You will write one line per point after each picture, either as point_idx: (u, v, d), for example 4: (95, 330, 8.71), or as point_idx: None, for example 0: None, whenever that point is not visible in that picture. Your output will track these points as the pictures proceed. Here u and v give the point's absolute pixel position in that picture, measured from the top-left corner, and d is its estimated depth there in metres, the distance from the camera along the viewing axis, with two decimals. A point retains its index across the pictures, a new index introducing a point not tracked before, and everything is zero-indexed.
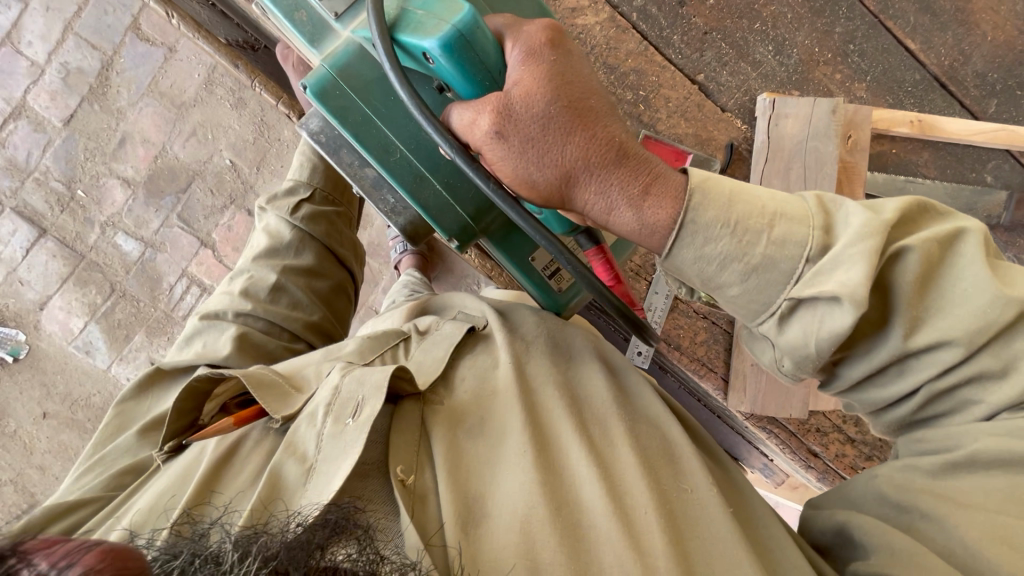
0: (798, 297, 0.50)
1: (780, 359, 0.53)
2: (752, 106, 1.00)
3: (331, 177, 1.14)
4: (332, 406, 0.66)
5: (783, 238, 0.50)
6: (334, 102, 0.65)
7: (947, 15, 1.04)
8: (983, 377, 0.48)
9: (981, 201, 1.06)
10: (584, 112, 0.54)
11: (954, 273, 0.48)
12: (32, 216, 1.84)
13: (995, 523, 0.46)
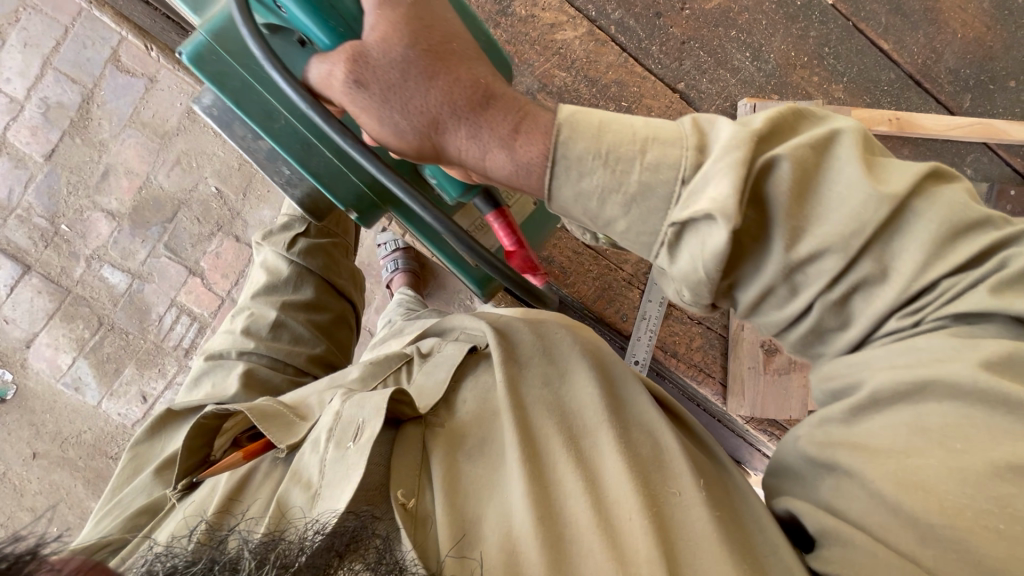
0: (680, 220, 0.48)
1: (680, 290, 0.52)
2: (732, 112, 1.01)
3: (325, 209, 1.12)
4: (335, 431, 0.67)
5: (656, 162, 0.49)
6: (210, 67, 0.65)
7: (917, 15, 1.06)
8: (868, 284, 0.47)
9: None
10: (445, 56, 0.55)
11: (828, 176, 0.47)
12: (16, 253, 1.81)
13: (905, 467, 0.45)
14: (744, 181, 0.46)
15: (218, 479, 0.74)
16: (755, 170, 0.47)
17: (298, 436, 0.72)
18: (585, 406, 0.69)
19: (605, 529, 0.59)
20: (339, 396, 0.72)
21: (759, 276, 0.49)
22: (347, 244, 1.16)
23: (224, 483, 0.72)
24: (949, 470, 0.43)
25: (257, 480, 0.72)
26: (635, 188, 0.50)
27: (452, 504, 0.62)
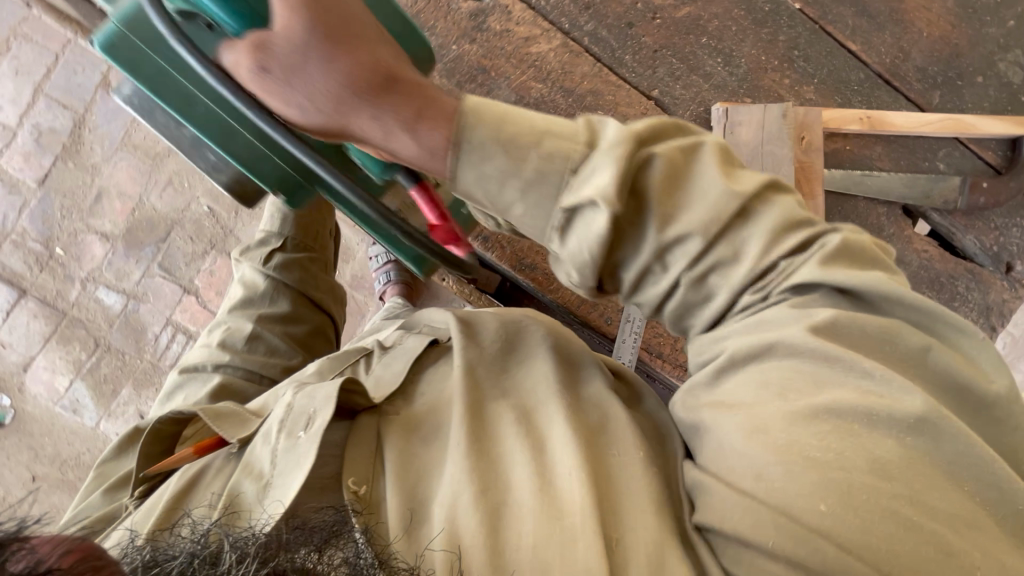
0: (569, 206, 0.49)
1: (569, 272, 0.52)
2: (707, 115, 1.03)
3: (302, 226, 1.13)
4: (286, 422, 0.69)
5: (552, 151, 0.50)
6: (125, 54, 0.63)
7: (883, 17, 1.09)
8: (722, 265, 0.50)
9: (936, 188, 1.09)
10: (344, 32, 0.49)
11: (693, 174, 0.50)
12: (12, 277, 1.83)
13: (764, 417, 0.48)
14: (626, 173, 0.48)
15: (171, 481, 0.75)
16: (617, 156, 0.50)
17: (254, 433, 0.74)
18: (538, 386, 0.70)
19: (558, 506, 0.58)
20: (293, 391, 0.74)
21: (636, 258, 0.51)
22: (325, 259, 1.16)
23: (175, 483, 0.73)
24: (797, 416, 0.47)
25: (208, 476, 0.73)
26: (503, 180, 0.50)
27: (403, 490, 0.62)
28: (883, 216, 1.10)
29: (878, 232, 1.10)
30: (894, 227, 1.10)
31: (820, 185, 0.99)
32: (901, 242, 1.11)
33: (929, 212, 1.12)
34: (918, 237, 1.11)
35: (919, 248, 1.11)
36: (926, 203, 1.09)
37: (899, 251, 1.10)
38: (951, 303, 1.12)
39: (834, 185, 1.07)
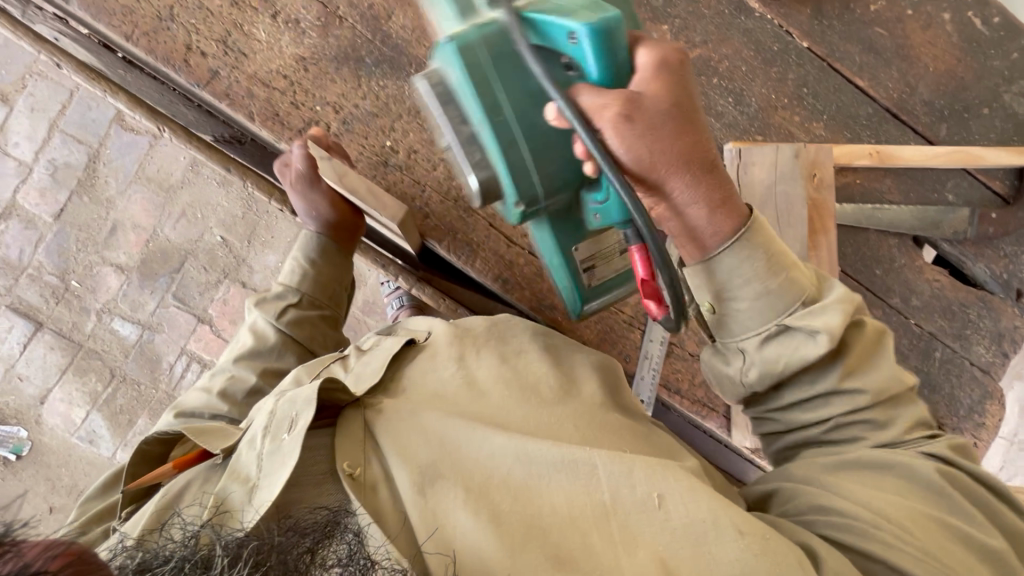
0: (786, 323, 0.63)
1: (748, 368, 0.65)
2: (720, 154, 1.05)
3: (321, 280, 1.00)
4: (271, 427, 0.70)
5: (789, 281, 0.63)
6: (469, 59, 0.60)
7: (890, 52, 1.11)
8: (874, 421, 0.64)
9: (946, 219, 1.10)
10: (690, 121, 0.61)
11: (881, 358, 0.65)
12: (28, 311, 1.85)
13: (874, 491, 0.59)
14: (846, 324, 0.62)
15: (158, 496, 0.73)
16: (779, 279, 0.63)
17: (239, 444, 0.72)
18: (541, 377, 0.76)
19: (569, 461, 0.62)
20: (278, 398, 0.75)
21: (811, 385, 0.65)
22: (339, 315, 1.04)
23: (161, 496, 0.72)
24: (898, 501, 0.58)
25: (195, 489, 0.72)
26: (731, 278, 0.64)
27: (403, 468, 0.63)
28: (893, 248, 1.12)
29: (888, 263, 1.11)
30: (905, 257, 1.12)
31: (833, 222, 1.01)
32: (913, 272, 1.12)
33: (940, 242, 1.14)
34: (929, 266, 1.13)
35: (931, 277, 1.12)
36: (936, 234, 1.11)
37: (910, 281, 1.12)
38: (962, 331, 1.13)
39: (845, 219, 1.09)
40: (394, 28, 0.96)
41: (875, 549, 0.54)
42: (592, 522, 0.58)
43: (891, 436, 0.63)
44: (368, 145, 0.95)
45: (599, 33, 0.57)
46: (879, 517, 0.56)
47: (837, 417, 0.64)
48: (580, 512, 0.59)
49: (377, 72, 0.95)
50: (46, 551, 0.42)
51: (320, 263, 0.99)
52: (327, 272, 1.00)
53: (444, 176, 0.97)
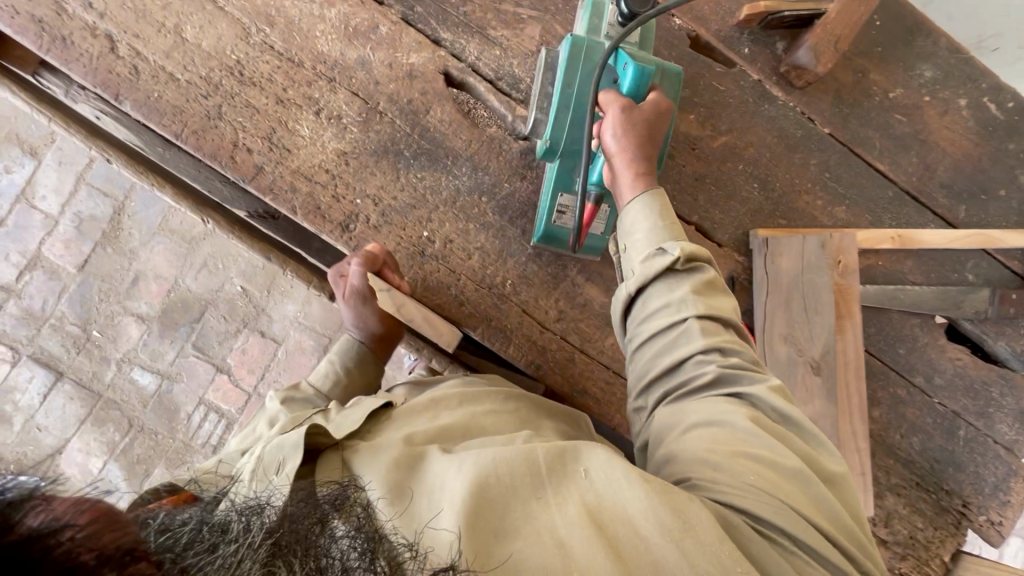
0: (661, 246, 0.83)
1: (631, 283, 0.84)
2: (746, 238, 1.08)
3: (354, 387, 0.98)
4: (257, 468, 0.69)
5: (660, 223, 0.85)
6: (573, 51, 0.91)
7: (909, 137, 1.14)
8: (716, 361, 0.75)
9: (966, 299, 1.12)
10: (653, 139, 0.88)
11: (725, 317, 0.79)
12: (49, 361, 1.85)
13: (717, 436, 0.70)
14: (698, 253, 0.81)
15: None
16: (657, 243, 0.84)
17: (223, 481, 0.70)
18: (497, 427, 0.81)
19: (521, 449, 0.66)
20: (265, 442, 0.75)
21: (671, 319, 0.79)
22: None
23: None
24: (735, 441, 0.69)
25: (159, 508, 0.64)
26: (635, 224, 0.86)
27: (373, 473, 0.67)
28: (916, 327, 1.14)
29: (911, 343, 1.13)
30: (927, 336, 1.14)
31: (857, 308, 1.03)
32: (935, 351, 1.14)
33: (960, 321, 1.15)
34: (951, 345, 1.14)
35: (953, 356, 1.14)
36: (956, 313, 1.12)
37: (933, 360, 1.14)
38: (986, 409, 1.14)
39: (869, 300, 1.11)
40: (431, 122, 0.98)
41: (725, 489, 0.65)
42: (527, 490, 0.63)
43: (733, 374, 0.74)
44: (406, 235, 0.97)
45: (642, 72, 0.87)
46: (725, 472, 0.66)
47: (694, 354, 0.76)
48: (520, 482, 0.64)
49: (415, 165, 0.98)
50: (75, 507, 0.42)
51: (355, 370, 0.98)
52: (360, 379, 0.99)
53: (479, 264, 0.99)
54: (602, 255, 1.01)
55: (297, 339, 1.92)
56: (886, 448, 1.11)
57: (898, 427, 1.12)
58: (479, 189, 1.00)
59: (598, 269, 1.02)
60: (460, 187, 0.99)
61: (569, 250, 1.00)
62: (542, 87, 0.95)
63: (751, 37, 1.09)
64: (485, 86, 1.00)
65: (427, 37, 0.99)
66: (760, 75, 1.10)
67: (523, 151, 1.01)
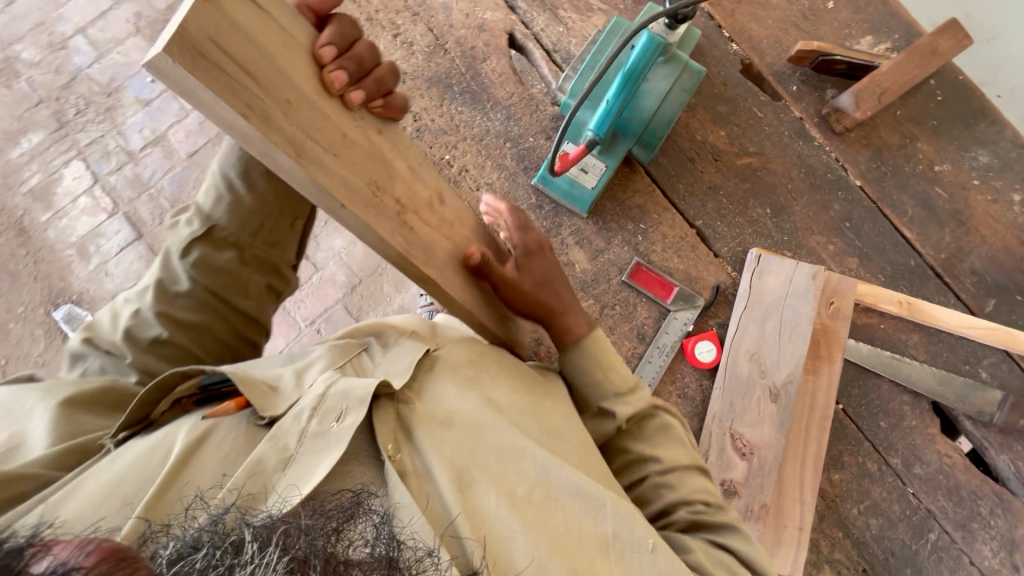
0: (605, 404, 0.85)
1: (594, 418, 0.86)
2: (744, 257, 1.08)
3: (248, 218, 0.82)
4: (317, 407, 0.62)
5: (637, 419, 0.84)
6: (613, 30, 1.02)
7: (946, 215, 1.11)
8: (666, 482, 0.79)
9: (971, 395, 1.04)
10: (551, 287, 0.88)
11: (665, 434, 0.83)
12: (137, 222, 2.11)
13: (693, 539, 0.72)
14: (641, 410, 0.84)
15: (147, 442, 0.61)
16: (601, 373, 0.86)
17: (284, 409, 0.63)
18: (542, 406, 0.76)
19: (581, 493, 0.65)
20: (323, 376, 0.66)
21: (634, 449, 0.83)
22: (277, 263, 0.88)
23: (180, 446, 0.59)
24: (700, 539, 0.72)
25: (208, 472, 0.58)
26: (579, 375, 0.88)
27: (435, 449, 0.64)
28: (905, 405, 1.06)
29: (896, 419, 1.05)
30: (917, 419, 1.06)
31: (839, 352, 1.01)
32: (922, 438, 1.05)
33: (961, 417, 1.06)
34: (942, 438, 1.05)
35: (942, 449, 1.05)
36: (958, 407, 1.04)
37: (918, 446, 1.05)
38: (968, 522, 1.02)
39: (859, 358, 1.06)
40: (484, 70, 1.12)
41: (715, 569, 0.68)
42: (576, 537, 0.62)
43: (705, 506, 0.76)
44: (430, 154, 1.09)
45: (652, 42, 0.92)
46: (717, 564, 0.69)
47: (650, 475, 0.80)
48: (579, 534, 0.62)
49: (459, 100, 1.11)
50: (76, 548, 0.33)
51: (246, 197, 0.80)
52: (255, 210, 0.81)
53: (484, 197, 1.08)
54: (590, 213, 1.07)
55: (332, 271, 2.09)
56: (838, 519, 1.02)
57: (858, 501, 1.03)
58: (506, 136, 1.10)
59: (589, 237, 1.08)
60: (490, 129, 1.10)
61: (561, 197, 1.07)
62: (581, 54, 1.11)
63: (802, 77, 1.14)
64: (540, 53, 1.13)
65: (505, 2, 1.15)
66: (802, 114, 1.13)
67: (555, 115, 1.11)
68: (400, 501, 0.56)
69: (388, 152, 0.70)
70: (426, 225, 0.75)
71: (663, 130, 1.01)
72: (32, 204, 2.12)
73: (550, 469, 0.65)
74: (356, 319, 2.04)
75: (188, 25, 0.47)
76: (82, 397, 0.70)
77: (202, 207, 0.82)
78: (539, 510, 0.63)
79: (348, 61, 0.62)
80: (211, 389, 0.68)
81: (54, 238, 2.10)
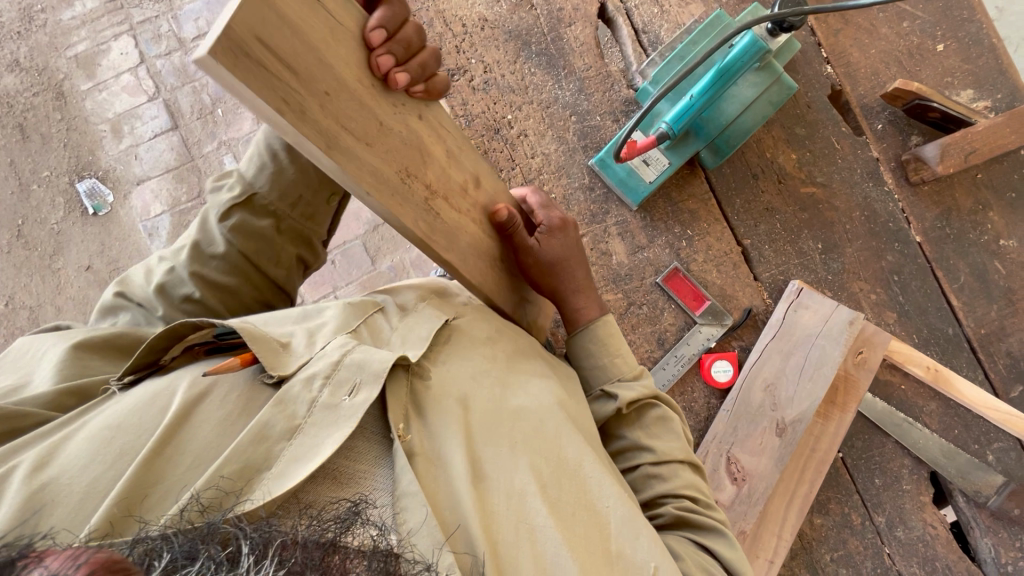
0: (608, 389, 0.82)
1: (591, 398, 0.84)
2: (783, 286, 1.06)
3: (289, 188, 0.81)
4: (331, 375, 0.60)
5: (642, 413, 0.80)
6: (714, 22, 0.96)
7: (997, 291, 1.07)
8: (661, 477, 0.76)
9: (973, 473, 1.03)
10: (573, 259, 0.88)
11: (669, 431, 0.79)
12: (175, 113, 2.07)
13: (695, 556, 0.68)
14: (645, 398, 0.80)
15: (151, 389, 0.59)
16: (607, 358, 0.85)
17: (295, 368, 0.61)
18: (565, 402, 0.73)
19: (584, 507, 0.63)
20: (338, 343, 0.63)
21: (632, 439, 0.79)
22: (311, 235, 0.87)
23: (180, 400, 0.56)
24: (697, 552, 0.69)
25: (212, 431, 0.56)
26: (582, 357, 0.87)
27: (450, 435, 0.63)
28: (904, 468, 1.05)
29: (892, 479, 1.05)
30: (912, 484, 1.05)
31: (855, 403, 0.99)
32: (912, 503, 1.05)
33: (955, 492, 1.06)
34: (931, 508, 1.05)
35: (929, 519, 1.05)
36: (957, 483, 1.03)
37: (905, 509, 1.05)
38: None
39: (871, 413, 1.05)
40: (567, 35, 1.07)
41: None
42: (584, 548, 0.60)
43: (695, 506, 0.73)
44: (492, 109, 1.05)
45: (754, 44, 0.87)
46: None
47: (646, 467, 0.77)
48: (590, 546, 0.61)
49: (533, 61, 1.06)
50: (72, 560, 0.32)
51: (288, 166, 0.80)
52: (297, 179, 0.81)
53: (537, 167, 1.05)
54: (641, 206, 1.04)
55: (358, 206, 2.07)
56: (809, 561, 1.03)
57: (833, 549, 1.03)
58: (574, 109, 1.06)
59: (633, 231, 1.05)
60: (559, 98, 1.06)
61: (617, 184, 1.03)
62: (671, 43, 1.06)
63: (890, 116, 1.08)
64: (628, 30, 1.08)
65: None
66: (880, 155, 1.08)
67: (629, 99, 1.07)
68: (406, 490, 0.56)
69: (426, 137, 0.70)
70: (455, 214, 0.75)
71: (739, 137, 0.97)
72: (74, 69, 2.08)
73: (560, 477, 0.64)
74: (371, 258, 2.02)
75: (233, 24, 0.47)
76: (94, 341, 0.70)
77: (244, 174, 0.81)
78: (551, 512, 0.61)
79: (396, 44, 0.62)
80: (223, 340, 0.67)
81: (90, 109, 2.06)
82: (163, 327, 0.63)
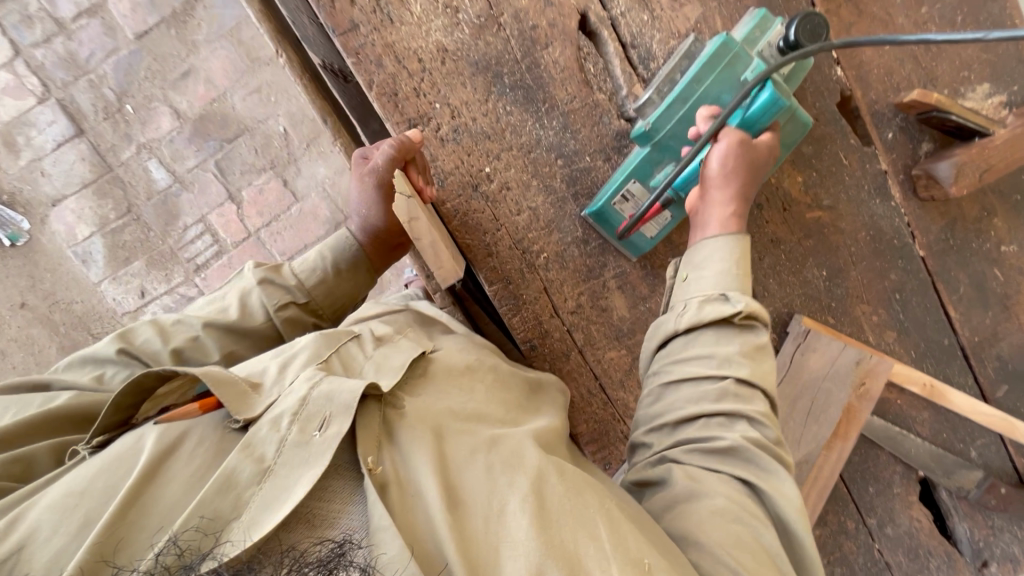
0: (724, 290, 0.77)
1: (698, 293, 0.78)
2: (787, 320, 1.02)
3: (338, 295, 0.90)
4: (300, 412, 0.56)
5: (744, 324, 0.76)
6: (722, 54, 0.81)
7: (994, 298, 1.06)
8: (735, 412, 0.69)
9: (958, 471, 1.09)
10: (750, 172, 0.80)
11: (760, 354, 0.75)
12: (75, 114, 1.75)
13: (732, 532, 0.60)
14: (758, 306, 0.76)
15: (119, 447, 0.55)
16: (732, 267, 0.79)
17: (262, 410, 0.57)
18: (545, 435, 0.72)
19: (573, 513, 0.57)
20: (307, 377, 0.60)
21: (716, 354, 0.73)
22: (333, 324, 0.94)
23: (145, 459, 0.53)
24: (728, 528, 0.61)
25: (183, 479, 0.52)
26: (706, 262, 0.80)
27: (423, 462, 0.57)
28: (896, 473, 1.12)
29: (884, 485, 1.12)
30: (902, 487, 1.12)
31: (857, 433, 1.02)
32: (901, 503, 1.12)
33: (940, 488, 1.13)
34: (918, 505, 1.13)
35: (914, 514, 1.13)
36: (942, 481, 1.10)
37: (895, 509, 1.12)
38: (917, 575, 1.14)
39: (868, 431, 1.09)
40: (545, 59, 0.90)
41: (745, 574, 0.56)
42: (576, 558, 0.53)
43: (764, 444, 0.67)
44: (466, 162, 0.91)
45: (773, 104, 0.78)
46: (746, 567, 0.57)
47: (728, 382, 0.71)
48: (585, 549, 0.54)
49: (509, 96, 0.90)
50: None
51: (346, 279, 0.89)
52: (347, 289, 0.90)
53: (525, 224, 0.94)
54: (640, 257, 0.97)
55: (313, 204, 1.82)
56: None
57: (829, 552, 1.11)
58: (559, 150, 0.93)
59: (633, 282, 0.97)
60: (541, 139, 0.92)
61: (614, 236, 0.94)
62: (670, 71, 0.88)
63: (902, 123, 0.99)
64: (615, 46, 0.91)
65: None
66: (888, 167, 1.00)
67: (620, 133, 0.93)
68: (379, 524, 0.50)
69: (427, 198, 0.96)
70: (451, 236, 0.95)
71: None
72: None
73: (546, 479, 0.59)
74: None
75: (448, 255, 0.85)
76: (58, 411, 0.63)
77: (304, 273, 0.87)
78: (536, 522, 0.55)
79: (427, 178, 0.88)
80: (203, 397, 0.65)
81: None
82: (126, 381, 0.58)
